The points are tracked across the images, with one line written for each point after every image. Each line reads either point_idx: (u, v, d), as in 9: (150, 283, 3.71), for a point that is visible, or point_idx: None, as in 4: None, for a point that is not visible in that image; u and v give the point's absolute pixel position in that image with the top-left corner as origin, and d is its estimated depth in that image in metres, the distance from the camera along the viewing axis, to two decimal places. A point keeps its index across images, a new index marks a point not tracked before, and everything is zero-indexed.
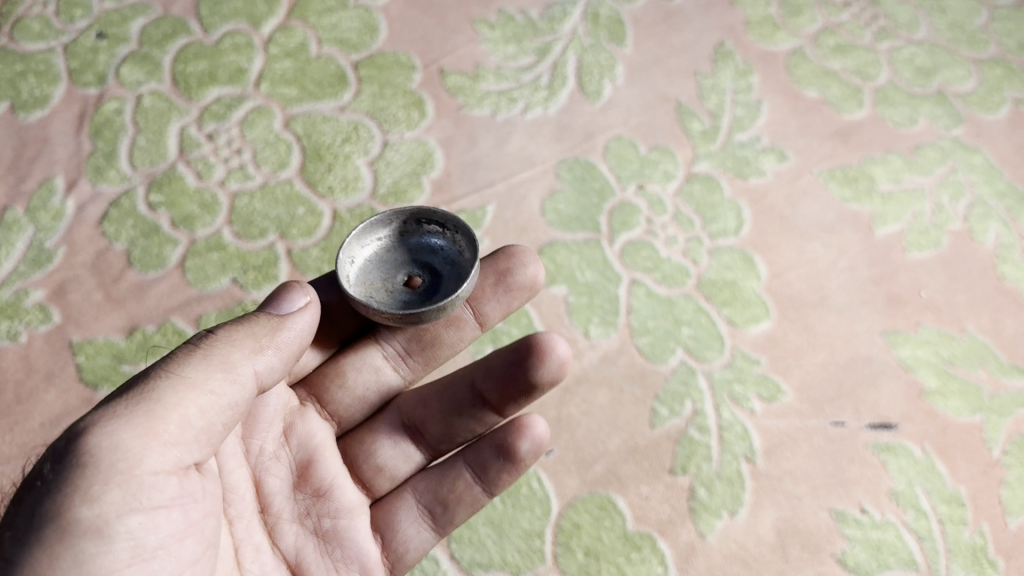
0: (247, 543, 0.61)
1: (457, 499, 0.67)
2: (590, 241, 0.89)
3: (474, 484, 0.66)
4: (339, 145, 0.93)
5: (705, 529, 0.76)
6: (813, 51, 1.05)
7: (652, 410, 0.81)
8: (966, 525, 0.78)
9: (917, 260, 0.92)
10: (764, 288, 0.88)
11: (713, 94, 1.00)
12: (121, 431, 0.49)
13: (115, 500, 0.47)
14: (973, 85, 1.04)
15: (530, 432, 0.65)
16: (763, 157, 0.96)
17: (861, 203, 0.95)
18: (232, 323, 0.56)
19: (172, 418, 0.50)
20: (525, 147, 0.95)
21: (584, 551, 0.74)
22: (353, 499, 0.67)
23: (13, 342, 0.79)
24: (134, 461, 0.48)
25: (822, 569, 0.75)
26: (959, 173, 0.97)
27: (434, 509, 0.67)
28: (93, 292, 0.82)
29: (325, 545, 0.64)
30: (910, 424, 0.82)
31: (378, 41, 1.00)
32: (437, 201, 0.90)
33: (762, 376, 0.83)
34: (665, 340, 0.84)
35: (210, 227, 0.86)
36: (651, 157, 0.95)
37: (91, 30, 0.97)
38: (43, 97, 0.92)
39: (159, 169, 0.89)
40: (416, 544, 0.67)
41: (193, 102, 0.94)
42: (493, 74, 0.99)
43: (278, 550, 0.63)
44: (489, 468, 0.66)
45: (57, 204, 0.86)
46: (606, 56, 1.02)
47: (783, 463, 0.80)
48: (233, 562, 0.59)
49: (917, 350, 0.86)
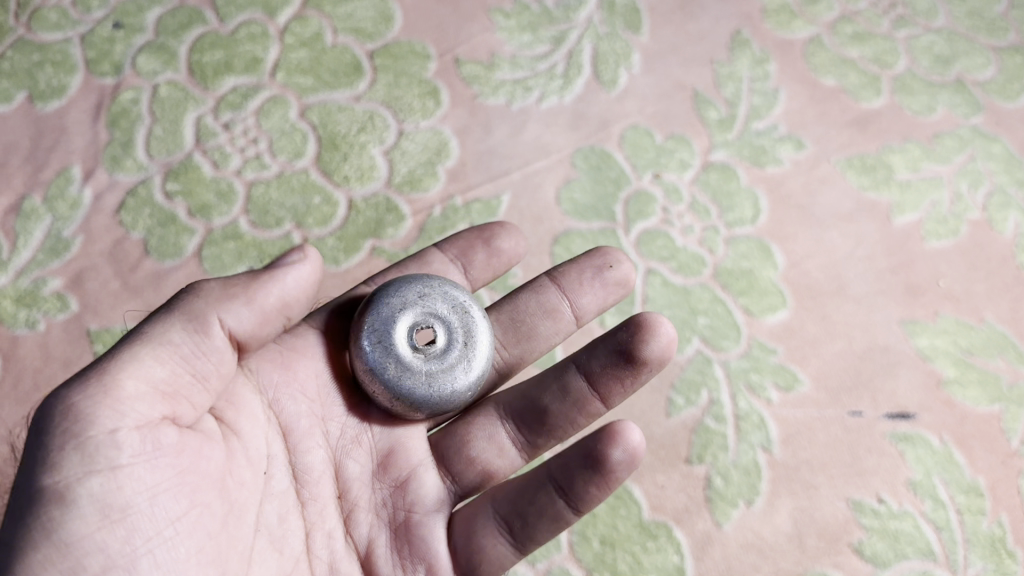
0: (320, 526, 0.60)
1: (537, 513, 0.58)
2: (605, 230, 0.88)
3: (558, 498, 0.58)
4: (354, 135, 0.93)
5: (721, 518, 0.76)
6: (830, 39, 1.04)
7: (668, 399, 0.81)
8: (984, 515, 0.78)
9: (936, 249, 0.91)
10: (781, 278, 0.88)
11: (730, 83, 1.00)
12: (83, 396, 0.50)
13: (78, 467, 0.48)
14: (992, 73, 1.03)
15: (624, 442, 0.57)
16: (780, 145, 0.96)
17: (879, 192, 0.94)
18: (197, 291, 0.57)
19: (139, 385, 0.51)
20: (540, 136, 0.95)
21: (600, 540, 0.74)
22: (432, 497, 0.63)
23: (31, 330, 0.79)
24: (90, 424, 0.49)
25: (838, 558, 0.75)
26: (977, 162, 0.96)
27: (512, 523, 0.59)
28: (111, 280, 0.82)
29: (396, 541, 0.61)
30: (927, 413, 0.82)
31: (393, 30, 1.00)
32: (452, 189, 0.90)
33: (779, 365, 0.83)
34: (682, 329, 0.84)
35: (226, 216, 0.86)
36: (667, 146, 0.94)
37: (108, 20, 0.98)
38: (60, 87, 0.93)
39: (175, 158, 0.89)
40: (493, 558, 0.59)
41: (209, 92, 0.94)
42: (509, 62, 0.99)
43: (351, 539, 0.61)
44: (574, 479, 0.57)
45: (74, 193, 0.86)
46: (622, 44, 1.01)
47: (800, 452, 0.79)
48: (302, 545, 0.59)
49: (935, 340, 0.86)
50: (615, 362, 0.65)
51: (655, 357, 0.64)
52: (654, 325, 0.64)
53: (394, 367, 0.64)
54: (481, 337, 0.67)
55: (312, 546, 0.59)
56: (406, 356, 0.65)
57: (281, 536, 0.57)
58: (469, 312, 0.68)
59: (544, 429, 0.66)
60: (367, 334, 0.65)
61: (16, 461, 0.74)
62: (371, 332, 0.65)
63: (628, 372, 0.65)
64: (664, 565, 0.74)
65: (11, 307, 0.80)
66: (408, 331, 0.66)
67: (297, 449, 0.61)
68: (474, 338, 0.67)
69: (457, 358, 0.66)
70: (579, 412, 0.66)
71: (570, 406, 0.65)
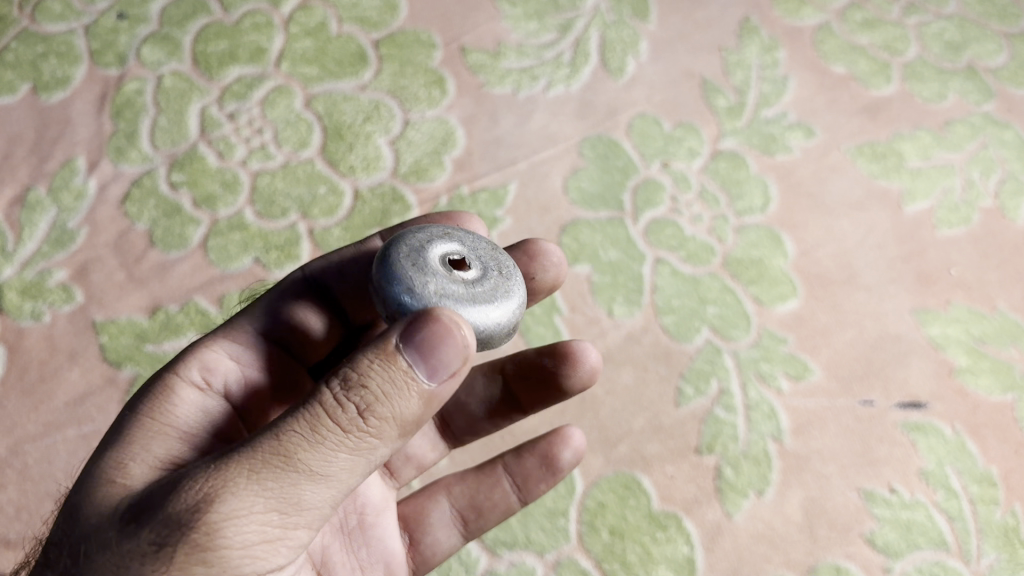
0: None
1: (491, 505, 0.64)
2: (614, 219, 0.88)
3: (512, 492, 0.65)
4: (359, 125, 0.92)
5: (731, 508, 0.75)
6: (840, 26, 1.03)
7: (677, 389, 0.80)
8: (997, 505, 0.77)
9: (948, 237, 0.90)
10: (792, 266, 0.87)
11: (738, 70, 0.99)
12: (245, 529, 0.42)
13: None
14: (1004, 59, 1.02)
15: (569, 443, 0.65)
16: (790, 133, 0.95)
17: (890, 179, 0.93)
18: (384, 389, 0.43)
19: (300, 522, 0.45)
20: (547, 125, 0.94)
21: (609, 530, 0.74)
22: (376, 497, 0.63)
23: (36, 322, 0.79)
24: (249, 562, 0.43)
25: (851, 549, 0.75)
26: (989, 149, 0.95)
27: (468, 516, 0.65)
28: (116, 272, 0.82)
29: (349, 544, 0.60)
30: (940, 402, 0.81)
31: (399, 20, 0.99)
32: (458, 179, 0.89)
33: (790, 355, 0.82)
34: (691, 319, 0.83)
35: (232, 207, 0.86)
36: (675, 134, 0.94)
37: (112, 11, 0.97)
38: (64, 78, 0.92)
39: (180, 149, 0.89)
40: (444, 548, 0.65)
41: (213, 82, 0.93)
42: (515, 51, 0.98)
43: (309, 549, 0.56)
44: (529, 479, 0.65)
45: (79, 184, 0.86)
46: (629, 32, 1.00)
47: (811, 442, 0.78)
48: None
49: (947, 328, 0.85)
50: (543, 386, 0.65)
51: (580, 386, 0.64)
52: (579, 356, 0.64)
53: (435, 290, 0.50)
54: (515, 270, 0.55)
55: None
56: (444, 276, 0.51)
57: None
58: (497, 248, 0.56)
59: (471, 430, 0.69)
60: (398, 261, 0.51)
61: (20, 453, 0.73)
62: (401, 257, 0.52)
63: (554, 396, 0.66)
64: (674, 556, 0.73)
65: (16, 298, 0.79)
66: (442, 257, 0.53)
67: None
68: (507, 267, 0.55)
69: (496, 282, 0.53)
70: (513, 415, 0.68)
71: (507, 413, 0.68)
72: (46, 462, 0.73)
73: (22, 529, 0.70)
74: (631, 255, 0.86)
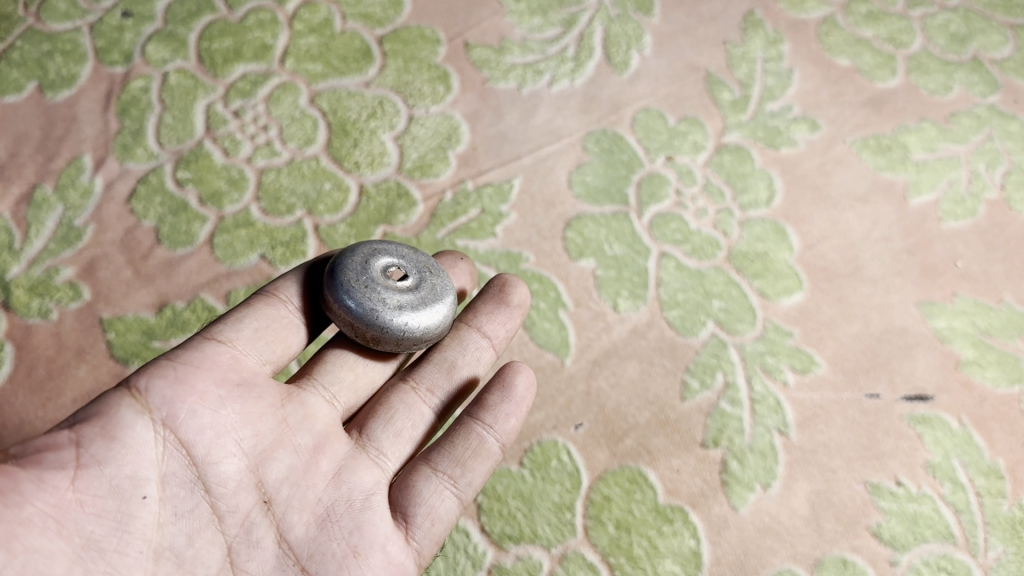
0: (241, 538, 0.56)
1: (474, 454, 0.64)
2: (618, 214, 0.88)
3: (487, 433, 0.65)
4: (364, 121, 0.92)
5: (737, 502, 0.75)
6: (844, 19, 1.03)
7: (682, 382, 0.80)
8: (1004, 497, 0.77)
9: (953, 230, 0.90)
10: (797, 260, 0.87)
11: (743, 64, 0.99)
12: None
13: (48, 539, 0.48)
14: (1009, 51, 1.02)
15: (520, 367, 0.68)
16: (794, 126, 0.95)
17: (895, 172, 0.93)
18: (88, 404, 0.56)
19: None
20: (551, 119, 0.94)
21: (615, 524, 0.74)
22: (367, 482, 0.62)
23: (44, 319, 0.79)
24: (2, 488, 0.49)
25: (857, 542, 0.75)
26: (995, 141, 0.95)
27: (455, 472, 0.63)
28: (123, 269, 0.82)
29: (335, 531, 0.58)
30: (946, 395, 0.81)
31: (403, 15, 1.00)
32: (463, 174, 0.90)
33: (795, 348, 0.82)
34: (696, 313, 0.83)
35: (238, 204, 0.86)
36: (680, 128, 0.94)
37: (117, 9, 0.97)
38: (70, 76, 0.92)
39: (186, 146, 0.89)
40: (442, 512, 0.62)
41: (219, 80, 0.93)
42: (519, 46, 0.98)
43: (286, 544, 0.58)
44: (495, 407, 0.66)
45: (85, 182, 0.86)
46: (633, 26, 1.00)
47: (817, 435, 0.79)
48: (223, 561, 0.55)
49: (953, 321, 0.85)
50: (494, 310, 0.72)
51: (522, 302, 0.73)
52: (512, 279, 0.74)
53: (394, 303, 0.65)
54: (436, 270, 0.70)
55: (236, 560, 0.56)
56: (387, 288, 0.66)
57: (192, 558, 0.54)
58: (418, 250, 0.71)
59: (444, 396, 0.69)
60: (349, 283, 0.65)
61: None
62: (351, 277, 0.66)
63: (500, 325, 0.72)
64: (680, 549, 0.73)
65: (23, 296, 0.80)
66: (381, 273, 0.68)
67: (205, 460, 0.56)
68: (434, 265, 0.70)
69: (431, 281, 0.69)
70: (475, 362, 0.71)
71: (470, 355, 0.71)
72: None
73: None
74: (636, 250, 0.86)
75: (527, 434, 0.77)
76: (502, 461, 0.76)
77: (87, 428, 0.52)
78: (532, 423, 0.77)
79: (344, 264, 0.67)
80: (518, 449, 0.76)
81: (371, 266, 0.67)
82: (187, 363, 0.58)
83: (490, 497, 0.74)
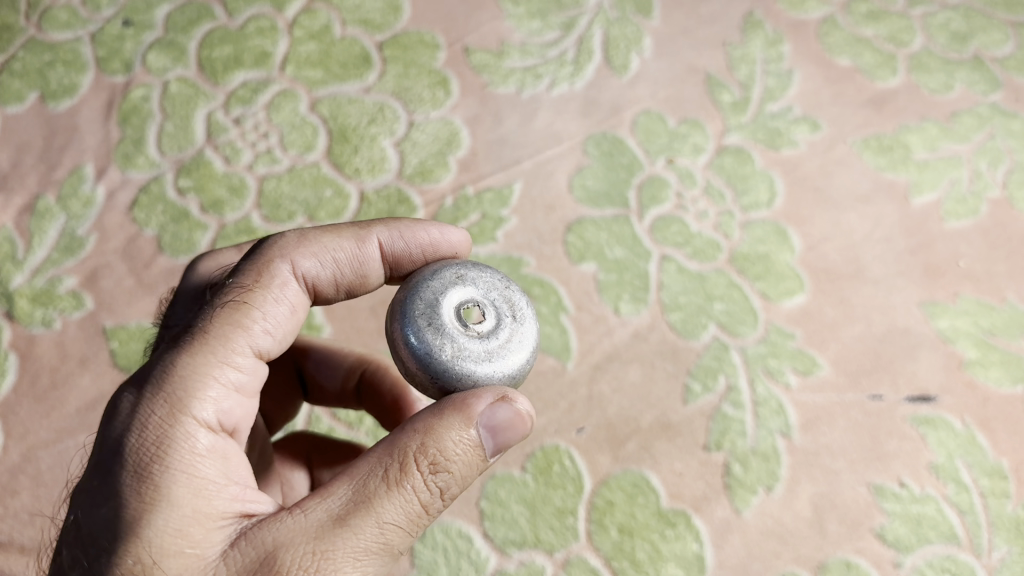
0: None
1: None
2: (619, 217, 0.88)
3: None
4: (364, 127, 0.92)
5: (740, 505, 0.75)
6: (844, 18, 1.03)
7: (685, 386, 0.80)
8: (1009, 498, 0.76)
9: (956, 229, 0.89)
10: (799, 261, 0.87)
11: (743, 65, 0.98)
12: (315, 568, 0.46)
13: None
14: (1011, 48, 1.01)
15: None
16: (795, 127, 0.95)
17: (896, 172, 0.93)
18: (157, 445, 0.49)
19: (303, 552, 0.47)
20: (551, 123, 0.94)
21: (618, 528, 0.74)
22: None
23: (47, 328, 0.79)
24: None
25: (860, 544, 0.74)
26: (997, 139, 0.94)
27: None
28: (125, 277, 0.82)
29: None
30: (949, 396, 0.80)
31: (402, 21, 1.00)
32: (463, 179, 0.90)
33: (798, 350, 0.82)
34: (697, 316, 0.83)
35: (239, 211, 0.86)
36: (680, 130, 0.93)
37: (118, 18, 0.98)
38: (71, 86, 0.93)
39: (187, 154, 0.89)
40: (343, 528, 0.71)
41: (219, 87, 0.94)
42: (518, 50, 0.98)
43: None
44: None
45: (87, 192, 0.87)
46: (632, 29, 1.00)
47: (820, 437, 0.78)
48: None
49: (956, 321, 0.84)
50: None
51: None
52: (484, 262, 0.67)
53: (514, 334, 0.55)
54: (525, 308, 0.57)
55: None
56: (459, 332, 0.54)
57: None
58: (509, 287, 0.58)
59: None
60: (414, 319, 0.54)
61: (35, 459, 0.74)
62: (493, 295, 0.57)
63: None
64: (683, 553, 0.74)
65: (27, 306, 0.80)
66: (460, 307, 0.56)
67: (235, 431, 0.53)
68: (522, 309, 0.57)
69: (511, 331, 0.55)
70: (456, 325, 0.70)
71: None
72: (59, 467, 0.74)
73: (35, 534, 0.71)
74: (637, 254, 0.86)
75: (529, 439, 0.77)
76: (505, 466, 0.76)
77: (180, 471, 0.48)
78: (534, 428, 0.78)
79: (473, 278, 0.57)
80: (521, 454, 0.76)
81: (486, 301, 0.56)
82: (208, 359, 0.52)
83: (492, 502, 0.74)
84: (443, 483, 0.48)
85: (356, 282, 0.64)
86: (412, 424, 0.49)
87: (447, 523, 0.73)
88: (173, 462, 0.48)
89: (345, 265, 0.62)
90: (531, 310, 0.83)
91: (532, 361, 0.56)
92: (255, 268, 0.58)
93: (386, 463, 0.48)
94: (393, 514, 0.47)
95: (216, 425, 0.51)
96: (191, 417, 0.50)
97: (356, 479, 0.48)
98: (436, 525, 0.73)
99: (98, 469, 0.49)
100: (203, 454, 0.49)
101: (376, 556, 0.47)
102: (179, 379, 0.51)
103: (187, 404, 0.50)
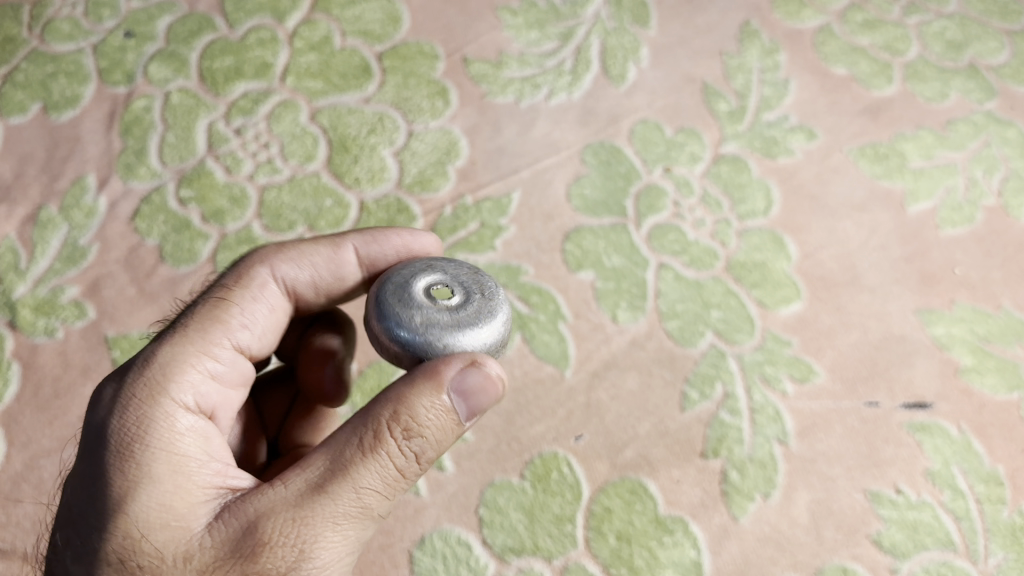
0: None
1: None
2: (616, 226, 0.89)
3: None
4: (364, 136, 0.93)
5: (738, 512, 0.76)
6: (840, 27, 1.03)
7: (682, 393, 0.80)
8: (1005, 504, 0.77)
9: (951, 237, 0.90)
10: (795, 269, 0.88)
11: (739, 74, 0.99)
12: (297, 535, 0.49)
13: None
14: (1006, 57, 1.02)
15: None
16: (791, 136, 0.95)
17: (892, 180, 0.93)
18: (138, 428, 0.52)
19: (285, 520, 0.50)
20: (549, 133, 0.95)
21: (616, 535, 0.74)
22: None
23: (50, 338, 0.80)
24: None
25: (857, 550, 0.75)
26: (992, 147, 0.95)
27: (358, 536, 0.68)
28: (127, 287, 0.83)
29: None
30: (945, 402, 0.81)
31: (401, 32, 1.01)
32: (462, 189, 0.90)
33: (794, 357, 0.83)
34: (695, 323, 0.84)
35: (239, 221, 0.87)
36: (677, 139, 0.94)
37: (120, 30, 0.99)
38: (74, 97, 0.94)
39: (188, 164, 0.90)
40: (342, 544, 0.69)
41: (220, 98, 0.95)
42: (516, 60, 0.99)
43: None
44: None
45: (89, 202, 0.87)
46: (630, 38, 1.01)
47: (816, 444, 0.79)
48: None
49: (951, 328, 0.85)
50: None
51: None
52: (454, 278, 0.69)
53: (482, 310, 0.57)
54: (496, 291, 0.60)
55: None
56: (428, 304, 0.57)
57: None
58: (480, 273, 0.61)
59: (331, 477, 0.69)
60: (384, 295, 0.57)
61: (38, 468, 0.75)
62: (461, 279, 0.59)
63: None
64: (680, 559, 0.74)
65: (30, 315, 0.81)
66: (431, 288, 0.59)
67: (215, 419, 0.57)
68: (492, 290, 0.59)
69: (479, 306, 0.57)
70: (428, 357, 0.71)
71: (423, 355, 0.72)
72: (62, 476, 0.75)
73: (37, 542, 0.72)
74: (635, 262, 0.86)
75: (527, 446, 0.78)
76: (503, 474, 0.76)
77: (159, 452, 0.51)
78: (532, 435, 0.78)
79: (442, 267, 0.60)
80: (519, 461, 0.77)
81: (455, 283, 0.59)
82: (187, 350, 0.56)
83: (491, 509, 0.75)
84: (415, 450, 0.51)
85: (334, 286, 0.66)
86: (385, 395, 0.51)
87: (445, 530, 0.74)
88: (154, 443, 0.51)
89: (325, 272, 0.65)
90: (530, 318, 0.83)
91: (504, 337, 0.58)
92: (236, 273, 0.62)
93: (361, 432, 0.51)
94: (368, 483, 0.50)
95: (195, 406, 0.55)
96: (168, 400, 0.53)
97: (332, 450, 0.51)
98: (435, 532, 0.74)
99: (84, 453, 0.52)
100: (182, 434, 0.53)
101: (354, 521, 0.50)
102: (160, 369, 0.54)
103: (165, 388, 0.53)
